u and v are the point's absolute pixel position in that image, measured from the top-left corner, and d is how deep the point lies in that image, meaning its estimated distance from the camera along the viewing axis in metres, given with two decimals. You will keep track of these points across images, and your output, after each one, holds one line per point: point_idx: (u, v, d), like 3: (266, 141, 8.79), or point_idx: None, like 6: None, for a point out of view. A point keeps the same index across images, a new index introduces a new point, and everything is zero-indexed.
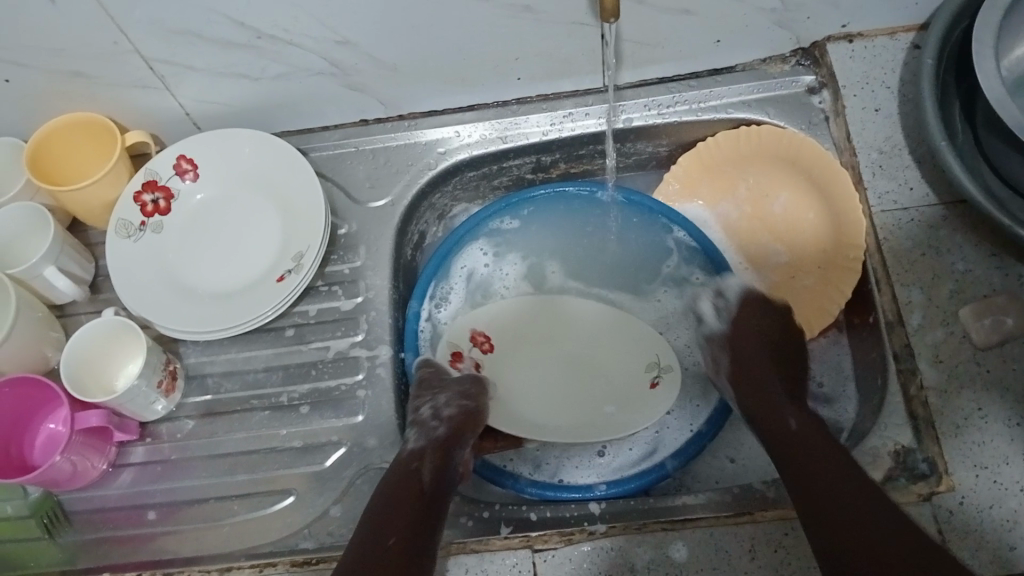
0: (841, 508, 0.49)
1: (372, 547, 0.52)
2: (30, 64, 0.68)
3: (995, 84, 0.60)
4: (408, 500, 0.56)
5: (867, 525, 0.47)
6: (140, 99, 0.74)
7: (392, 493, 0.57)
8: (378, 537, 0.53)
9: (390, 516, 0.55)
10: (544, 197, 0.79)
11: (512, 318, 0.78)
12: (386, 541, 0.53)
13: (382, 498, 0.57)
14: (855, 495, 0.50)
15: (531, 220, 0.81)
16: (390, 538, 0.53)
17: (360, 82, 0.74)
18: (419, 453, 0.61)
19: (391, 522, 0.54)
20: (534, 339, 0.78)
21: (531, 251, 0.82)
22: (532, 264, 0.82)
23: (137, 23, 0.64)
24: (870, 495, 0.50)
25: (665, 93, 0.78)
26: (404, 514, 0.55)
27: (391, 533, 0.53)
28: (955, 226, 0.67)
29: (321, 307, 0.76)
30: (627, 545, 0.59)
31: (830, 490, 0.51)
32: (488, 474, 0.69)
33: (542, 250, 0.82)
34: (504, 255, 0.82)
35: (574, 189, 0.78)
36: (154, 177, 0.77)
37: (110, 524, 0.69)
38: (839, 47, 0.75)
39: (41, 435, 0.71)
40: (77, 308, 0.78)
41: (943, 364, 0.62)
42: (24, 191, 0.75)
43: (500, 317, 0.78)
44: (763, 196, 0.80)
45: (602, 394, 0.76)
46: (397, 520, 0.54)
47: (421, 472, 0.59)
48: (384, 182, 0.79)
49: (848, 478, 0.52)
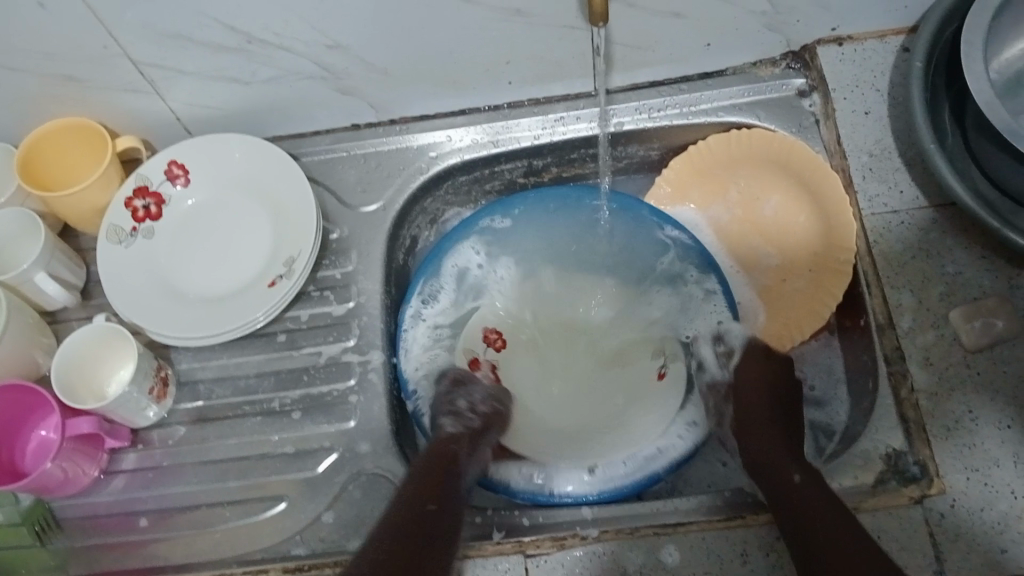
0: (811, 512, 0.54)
1: (410, 511, 0.57)
2: (21, 68, 0.68)
3: (985, 87, 0.60)
4: (443, 475, 0.61)
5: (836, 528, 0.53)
6: (131, 104, 0.73)
7: (429, 465, 0.62)
8: (417, 501, 0.58)
9: (425, 483, 0.60)
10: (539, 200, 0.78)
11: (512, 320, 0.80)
12: (424, 505, 0.58)
13: (419, 470, 0.62)
14: (824, 502, 0.55)
15: (525, 222, 0.80)
16: (429, 503, 0.58)
17: (351, 87, 0.74)
18: (454, 438, 0.67)
19: (427, 489, 0.59)
20: (537, 336, 0.80)
21: (525, 253, 0.82)
22: (528, 267, 0.82)
23: (128, 27, 0.63)
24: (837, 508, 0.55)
25: (655, 96, 0.78)
26: (437, 484, 0.60)
27: (428, 498, 0.59)
28: (946, 229, 0.68)
29: (313, 312, 0.76)
30: (618, 549, 0.59)
31: (817, 517, 0.54)
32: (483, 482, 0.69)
33: (537, 252, 0.82)
34: (498, 259, 0.81)
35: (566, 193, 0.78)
36: (145, 182, 0.76)
37: (102, 531, 0.69)
38: (829, 50, 0.75)
39: (33, 441, 0.71)
40: (68, 314, 0.78)
41: (933, 367, 0.62)
42: (15, 196, 0.75)
43: (503, 316, 0.80)
44: (754, 199, 0.80)
45: (604, 389, 0.77)
46: (432, 487, 0.60)
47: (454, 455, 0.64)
48: (376, 187, 0.79)
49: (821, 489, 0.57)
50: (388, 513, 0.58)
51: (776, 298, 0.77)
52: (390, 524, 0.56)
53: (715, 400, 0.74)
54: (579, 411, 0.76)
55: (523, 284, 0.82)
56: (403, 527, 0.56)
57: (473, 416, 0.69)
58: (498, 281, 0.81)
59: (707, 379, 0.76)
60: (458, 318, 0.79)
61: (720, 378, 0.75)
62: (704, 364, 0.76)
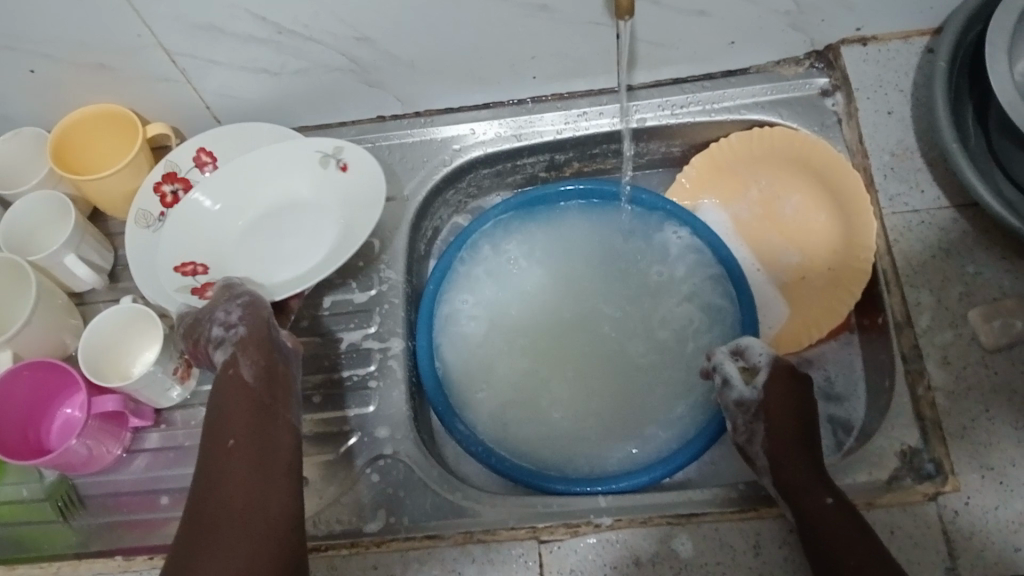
0: (826, 525, 0.55)
1: (221, 460, 0.56)
2: (55, 55, 0.69)
3: (1008, 87, 0.60)
4: (245, 390, 0.60)
5: (848, 539, 0.54)
6: (163, 92, 0.75)
7: (226, 411, 0.59)
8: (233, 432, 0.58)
9: (231, 413, 0.59)
10: (544, 211, 0.82)
11: (361, 178, 0.76)
12: (222, 444, 0.57)
13: (220, 412, 0.59)
14: (832, 508, 0.55)
15: (519, 249, 0.82)
16: (229, 441, 0.57)
17: (378, 79, 0.75)
18: (235, 376, 0.61)
19: (233, 423, 0.58)
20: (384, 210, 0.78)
21: (286, 230, 0.76)
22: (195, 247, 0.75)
23: (161, 16, 0.65)
24: (850, 513, 0.55)
25: (678, 93, 0.79)
26: (246, 415, 0.59)
27: (235, 429, 0.58)
28: (967, 229, 0.68)
29: (336, 299, 0.78)
30: (632, 538, 0.60)
31: (832, 526, 0.54)
32: (521, 480, 0.69)
33: (297, 238, 0.76)
34: (286, 156, 0.77)
35: (558, 193, 0.81)
36: (174, 168, 0.77)
37: (123, 509, 0.71)
38: (853, 50, 0.76)
39: (59, 419, 0.72)
40: (96, 296, 0.79)
41: (951, 365, 0.62)
42: (47, 179, 0.77)
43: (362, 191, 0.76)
44: (775, 197, 0.80)
45: (629, 371, 0.77)
46: (244, 419, 0.58)
47: (264, 374, 0.62)
48: (399, 178, 0.80)
49: (825, 491, 0.57)
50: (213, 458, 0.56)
51: (798, 296, 0.77)
52: (208, 483, 0.55)
53: (744, 419, 0.66)
54: (601, 392, 0.76)
55: (303, 217, 0.77)
56: (241, 468, 0.56)
57: (239, 331, 0.64)
58: (304, 252, 0.75)
59: (734, 396, 0.67)
60: (504, 283, 0.81)
61: (748, 395, 0.67)
62: (730, 380, 0.68)
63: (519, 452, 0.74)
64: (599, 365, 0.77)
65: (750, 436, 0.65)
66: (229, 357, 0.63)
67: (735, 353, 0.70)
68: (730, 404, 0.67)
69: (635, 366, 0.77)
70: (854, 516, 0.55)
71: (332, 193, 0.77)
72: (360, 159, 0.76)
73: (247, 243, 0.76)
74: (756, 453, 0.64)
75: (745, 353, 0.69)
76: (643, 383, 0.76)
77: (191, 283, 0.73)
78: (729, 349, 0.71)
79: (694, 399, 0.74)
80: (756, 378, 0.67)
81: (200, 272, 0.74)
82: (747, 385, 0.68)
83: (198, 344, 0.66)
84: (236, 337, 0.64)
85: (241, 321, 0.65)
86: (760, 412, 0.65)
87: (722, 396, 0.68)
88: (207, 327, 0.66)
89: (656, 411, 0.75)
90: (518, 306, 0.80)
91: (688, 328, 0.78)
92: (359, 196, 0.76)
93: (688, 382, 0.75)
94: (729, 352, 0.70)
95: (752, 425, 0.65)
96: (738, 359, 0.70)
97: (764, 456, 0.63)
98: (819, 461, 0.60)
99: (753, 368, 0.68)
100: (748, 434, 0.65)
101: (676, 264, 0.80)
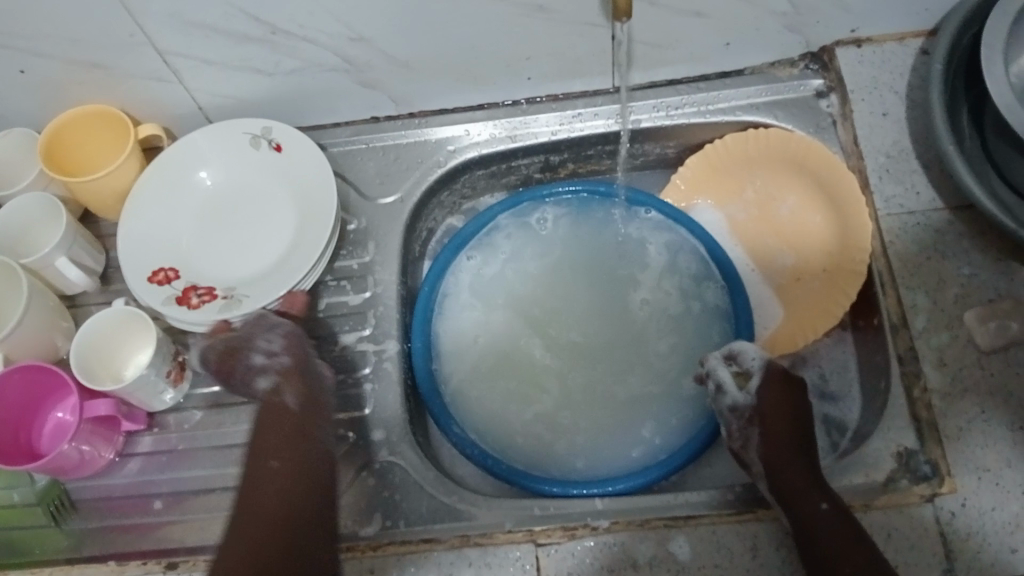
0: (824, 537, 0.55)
1: (261, 482, 0.56)
2: (48, 55, 0.69)
3: (1004, 89, 0.60)
4: (285, 413, 0.60)
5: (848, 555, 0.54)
6: (156, 92, 0.74)
7: (267, 436, 0.58)
8: (273, 454, 0.57)
9: (273, 439, 0.58)
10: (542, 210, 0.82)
11: (297, 151, 0.77)
12: (262, 465, 0.57)
13: (260, 434, 0.59)
14: (831, 521, 0.55)
15: (519, 249, 0.82)
16: (270, 462, 0.57)
17: (374, 79, 0.75)
18: (286, 412, 0.60)
19: (272, 444, 0.58)
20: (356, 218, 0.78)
21: (261, 226, 0.77)
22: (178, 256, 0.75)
23: (157, 14, 0.64)
24: (850, 524, 0.55)
25: (673, 94, 0.79)
26: (284, 438, 0.58)
27: (278, 454, 0.57)
28: (962, 230, 0.68)
29: (330, 301, 0.77)
30: (630, 541, 0.59)
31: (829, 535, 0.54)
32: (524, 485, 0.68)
33: (261, 235, 0.76)
34: (246, 157, 0.78)
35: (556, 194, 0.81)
36: (160, 165, 0.76)
37: (116, 513, 0.70)
38: (848, 52, 0.76)
39: (50, 422, 0.71)
40: (87, 299, 0.79)
41: (947, 367, 0.62)
42: (39, 180, 0.76)
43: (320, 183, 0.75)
44: (770, 199, 0.80)
45: (625, 372, 0.77)
46: (284, 442, 0.58)
47: (307, 402, 0.62)
48: (394, 179, 0.80)
49: (822, 500, 0.57)
50: (256, 480, 0.56)
51: (793, 298, 0.77)
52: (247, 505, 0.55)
53: (737, 425, 0.66)
54: (598, 393, 0.76)
55: (263, 211, 0.77)
56: (283, 489, 0.55)
57: (282, 360, 0.63)
58: (280, 244, 0.76)
59: (727, 403, 0.67)
60: (500, 284, 0.81)
61: (742, 401, 0.66)
62: (723, 386, 0.68)
63: (514, 454, 0.73)
64: (595, 367, 0.77)
65: (744, 441, 0.65)
66: (272, 386, 0.62)
67: (728, 358, 0.70)
68: (724, 411, 0.67)
69: (631, 368, 0.77)
70: (855, 528, 0.55)
71: (277, 177, 0.78)
72: (301, 148, 0.77)
73: (227, 247, 0.76)
74: (750, 458, 0.64)
75: (738, 358, 0.69)
76: (639, 387, 0.76)
77: (171, 291, 0.73)
78: (722, 354, 0.70)
79: (689, 402, 0.74)
80: (750, 383, 0.67)
81: (172, 278, 0.74)
82: (741, 390, 0.67)
83: (231, 368, 0.64)
84: (280, 365, 0.63)
85: (283, 349, 0.64)
86: (753, 418, 0.65)
87: (716, 402, 0.68)
88: (245, 354, 0.64)
89: (652, 412, 0.74)
90: (509, 311, 0.80)
91: (682, 330, 0.78)
92: (319, 186, 0.75)
93: (684, 382, 0.75)
94: (721, 357, 0.70)
95: (746, 431, 0.65)
96: (731, 363, 0.69)
97: (758, 462, 0.62)
98: (815, 465, 0.60)
99: (747, 373, 0.68)
100: (743, 439, 0.65)
101: (646, 250, 0.81)
